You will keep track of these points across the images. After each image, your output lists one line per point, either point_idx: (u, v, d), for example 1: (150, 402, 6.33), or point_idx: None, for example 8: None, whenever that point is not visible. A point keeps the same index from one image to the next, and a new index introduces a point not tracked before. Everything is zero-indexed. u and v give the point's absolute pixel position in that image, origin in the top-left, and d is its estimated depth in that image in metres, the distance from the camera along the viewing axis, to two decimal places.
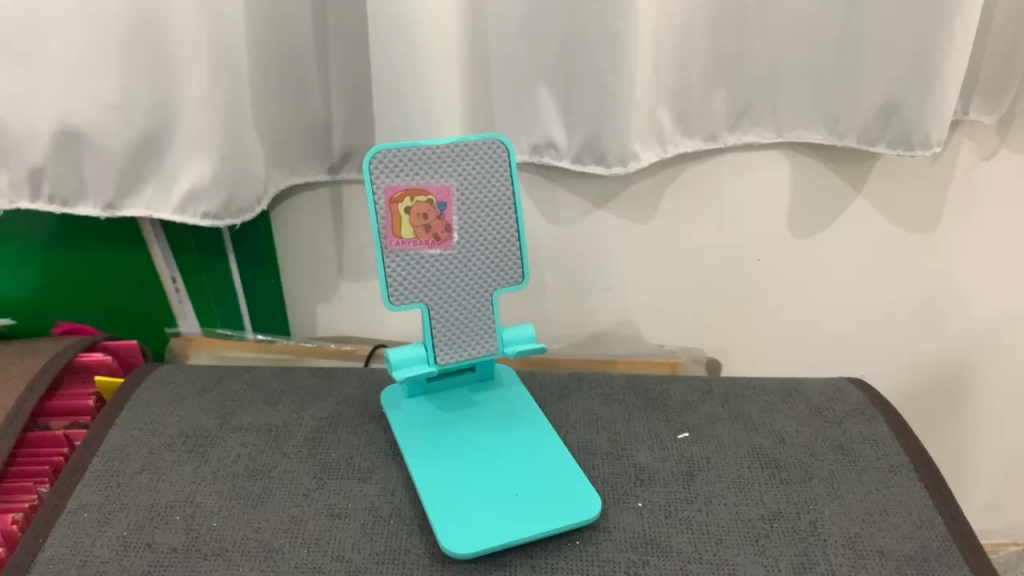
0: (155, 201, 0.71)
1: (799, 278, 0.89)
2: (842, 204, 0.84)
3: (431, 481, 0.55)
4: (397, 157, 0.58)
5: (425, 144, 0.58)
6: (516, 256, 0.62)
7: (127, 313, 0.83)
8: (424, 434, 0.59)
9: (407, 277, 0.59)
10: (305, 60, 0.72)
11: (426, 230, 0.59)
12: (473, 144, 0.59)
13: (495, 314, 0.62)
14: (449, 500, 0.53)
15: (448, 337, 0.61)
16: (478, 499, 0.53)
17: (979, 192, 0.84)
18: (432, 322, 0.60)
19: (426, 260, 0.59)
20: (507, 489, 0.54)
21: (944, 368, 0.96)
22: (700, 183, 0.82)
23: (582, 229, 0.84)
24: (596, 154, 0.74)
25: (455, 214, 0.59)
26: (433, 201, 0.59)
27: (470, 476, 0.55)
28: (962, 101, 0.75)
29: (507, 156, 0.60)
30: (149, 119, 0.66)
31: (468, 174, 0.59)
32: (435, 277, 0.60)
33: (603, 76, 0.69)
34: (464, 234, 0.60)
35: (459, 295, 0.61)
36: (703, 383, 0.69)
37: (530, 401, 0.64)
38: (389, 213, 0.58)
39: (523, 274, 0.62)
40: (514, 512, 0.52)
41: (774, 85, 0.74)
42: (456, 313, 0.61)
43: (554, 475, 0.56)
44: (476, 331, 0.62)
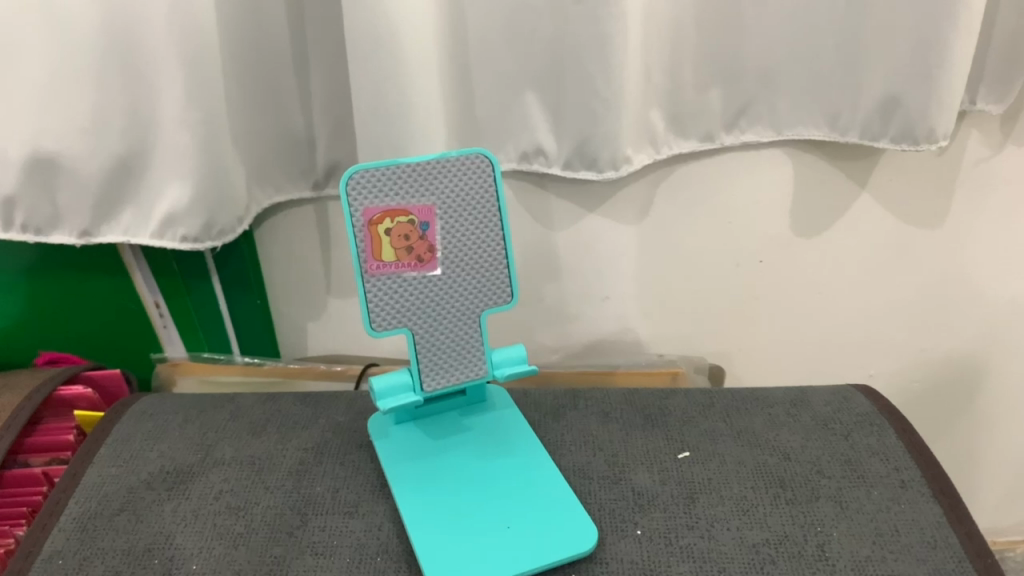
0: (133, 226, 0.69)
1: (803, 280, 0.86)
2: (845, 202, 0.81)
3: (417, 514, 0.52)
4: (375, 176, 0.55)
5: (404, 161, 0.55)
6: (503, 275, 0.59)
7: (111, 340, 0.81)
8: (412, 465, 0.57)
9: (389, 301, 0.57)
10: (283, 74, 0.69)
11: (408, 251, 0.56)
12: (455, 159, 0.56)
13: (484, 336, 0.59)
14: (436, 536, 0.51)
15: (433, 362, 0.59)
16: (467, 534, 0.51)
17: (989, 186, 0.81)
18: (417, 348, 0.58)
19: (409, 282, 0.57)
20: (498, 521, 0.52)
21: (956, 367, 0.93)
22: (698, 185, 0.79)
23: (576, 237, 0.82)
24: (587, 159, 0.72)
25: (439, 233, 0.57)
26: (415, 221, 0.56)
27: (457, 507, 0.53)
28: (968, 92, 0.73)
29: (492, 170, 0.57)
30: (123, 141, 0.64)
31: (451, 191, 0.57)
32: (419, 300, 0.57)
33: (593, 80, 0.67)
34: (449, 255, 0.57)
35: (445, 318, 0.58)
36: (705, 396, 0.66)
37: (524, 425, 0.61)
38: (368, 235, 0.55)
39: (512, 293, 0.59)
40: (507, 545, 0.50)
41: (772, 83, 0.71)
42: (442, 335, 0.58)
43: (548, 505, 0.53)
44: (463, 355, 0.59)
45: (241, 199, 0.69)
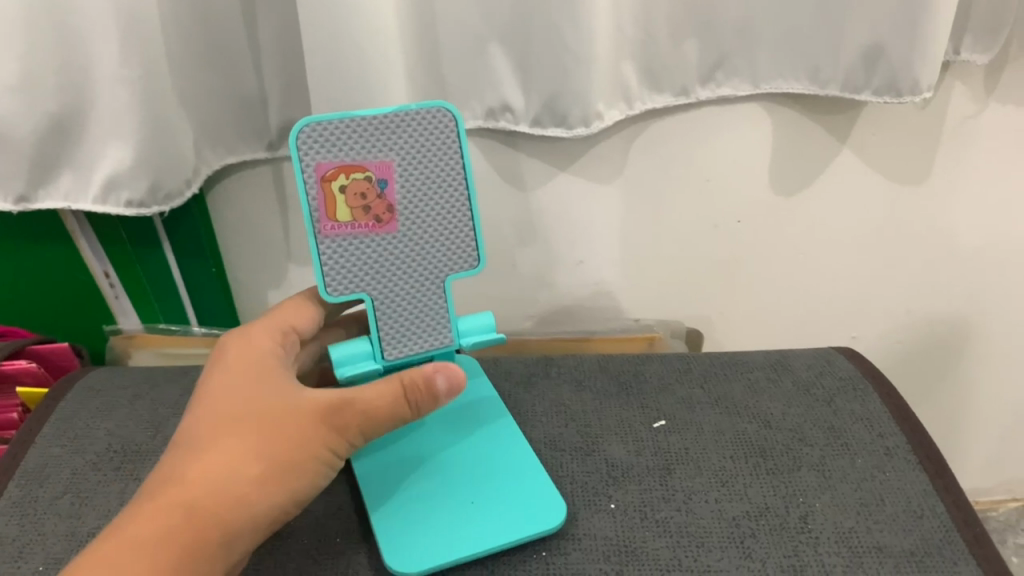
0: (74, 191, 0.64)
1: (783, 240, 0.84)
2: (826, 158, 0.78)
3: (376, 491, 0.50)
4: (328, 130, 0.51)
5: (358, 114, 0.51)
6: (469, 238, 0.56)
7: (60, 311, 0.77)
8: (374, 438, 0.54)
9: (344, 264, 0.53)
10: (230, 26, 0.64)
11: (366, 210, 0.53)
12: (416, 111, 0.52)
13: (448, 303, 0.56)
14: (395, 515, 0.48)
15: (394, 330, 0.55)
16: (431, 510, 0.48)
17: (974, 141, 0.78)
18: (377, 314, 0.55)
19: (366, 244, 0.53)
20: (462, 496, 0.49)
21: (939, 328, 0.91)
22: (674, 143, 0.76)
23: (548, 198, 0.79)
24: (557, 116, 0.69)
25: (398, 192, 0.53)
26: (372, 178, 0.52)
27: (420, 483, 0.51)
28: (952, 42, 0.70)
29: (456, 125, 0.53)
30: (57, 100, 0.60)
31: (411, 146, 0.53)
32: (377, 263, 0.54)
33: (560, 30, 0.63)
34: (410, 215, 0.54)
35: (406, 283, 0.55)
36: (681, 362, 0.64)
37: (494, 395, 0.58)
38: (321, 193, 0.52)
39: (479, 257, 0.56)
40: (471, 522, 0.47)
41: (749, 34, 0.68)
42: (403, 301, 0.55)
43: (517, 478, 0.51)
44: (426, 322, 0.56)
45: (190, 160, 0.65)
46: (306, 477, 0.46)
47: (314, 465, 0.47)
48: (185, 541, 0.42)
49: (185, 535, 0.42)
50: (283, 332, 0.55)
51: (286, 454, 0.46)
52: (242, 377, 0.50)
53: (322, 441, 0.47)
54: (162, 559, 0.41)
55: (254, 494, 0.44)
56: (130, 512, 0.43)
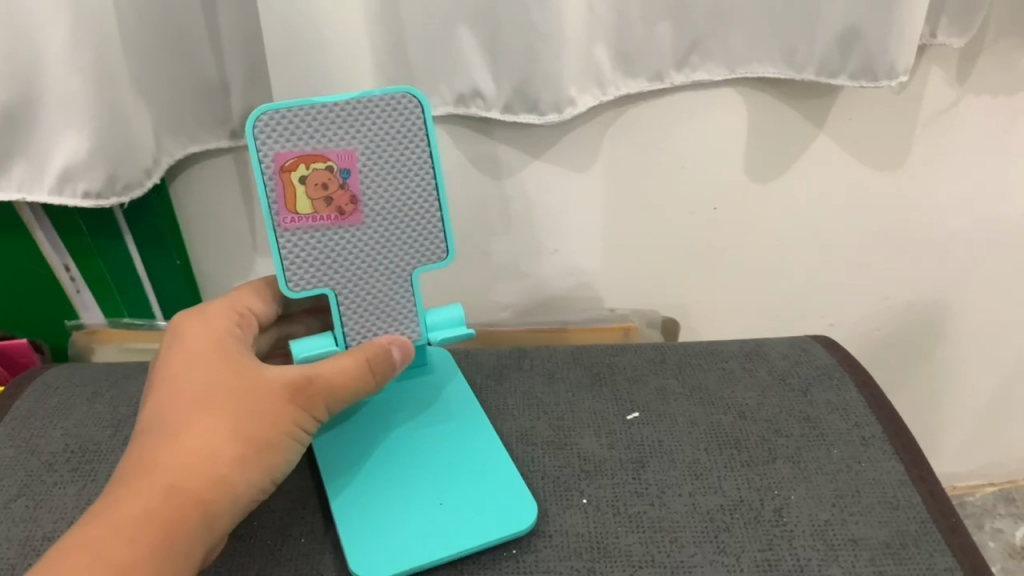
0: (28, 182, 0.63)
1: (759, 227, 0.83)
2: (803, 144, 0.77)
3: (342, 494, 0.49)
4: (287, 118, 0.50)
5: (319, 101, 0.50)
6: (437, 229, 0.54)
7: (20, 307, 0.74)
8: (341, 436, 0.53)
9: (306, 257, 0.52)
10: (188, 10, 0.62)
11: (328, 201, 0.51)
12: (379, 98, 0.51)
13: (415, 295, 0.55)
14: (362, 518, 0.47)
15: (359, 322, 0.54)
16: (398, 511, 0.47)
17: (951, 125, 0.77)
18: (341, 307, 0.54)
19: (329, 236, 0.52)
20: (431, 496, 0.48)
21: (916, 314, 0.91)
22: (648, 129, 0.75)
23: (521, 186, 0.77)
24: (528, 102, 0.68)
25: (362, 183, 0.51)
26: (334, 167, 0.51)
27: (388, 483, 0.49)
28: (929, 24, 0.69)
29: (422, 113, 0.52)
30: (6, 89, 0.58)
31: (375, 134, 0.51)
32: (341, 256, 0.53)
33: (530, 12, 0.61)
34: (374, 206, 0.52)
35: (371, 275, 0.54)
36: (655, 351, 0.63)
37: (465, 389, 0.57)
38: (281, 183, 0.50)
39: (447, 249, 0.55)
40: (438, 522, 0.46)
41: (724, 15, 0.67)
42: (368, 294, 0.54)
43: (486, 476, 0.50)
44: (392, 314, 0.55)
45: (149, 150, 0.63)
46: (278, 454, 0.46)
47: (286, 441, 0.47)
48: (166, 523, 0.42)
49: (167, 517, 0.42)
50: (241, 314, 0.55)
51: (256, 432, 0.46)
52: (200, 358, 0.50)
53: (290, 415, 0.47)
54: (145, 544, 0.41)
55: (230, 472, 0.44)
56: (105, 500, 0.43)
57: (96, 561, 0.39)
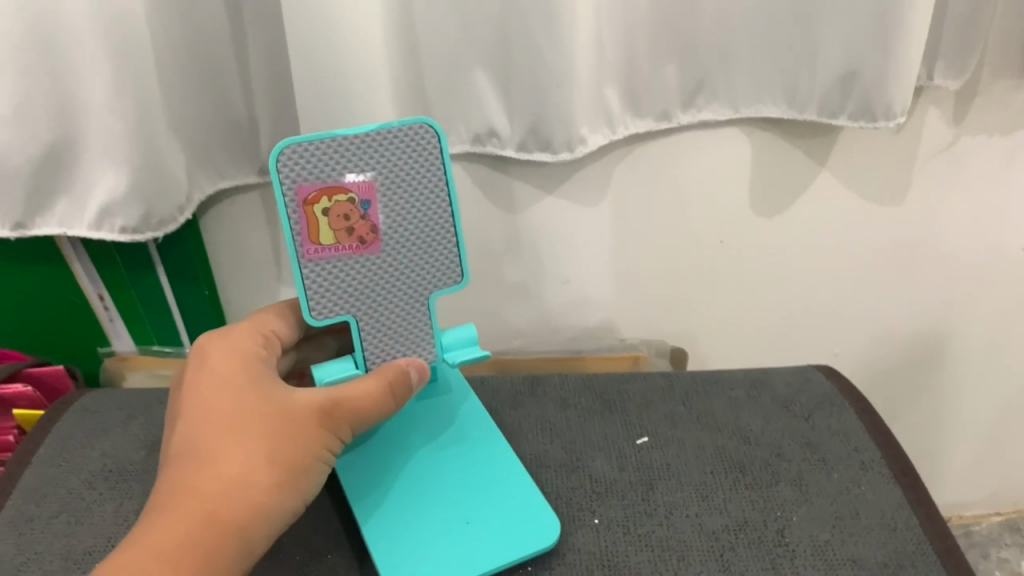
0: (69, 217, 0.66)
1: (765, 260, 0.86)
2: (806, 180, 0.80)
3: (371, 515, 0.51)
4: (309, 151, 0.51)
5: (339, 135, 0.52)
6: (452, 254, 0.57)
7: (55, 335, 0.78)
8: (363, 455, 0.55)
9: (329, 286, 0.54)
10: (223, 55, 0.66)
11: (349, 232, 0.53)
12: (398, 129, 0.53)
13: (431, 317, 0.58)
14: (392, 539, 0.49)
15: (378, 346, 0.57)
16: (426, 531, 0.50)
17: (948, 162, 0.80)
18: (361, 333, 0.56)
19: (350, 266, 0.54)
20: (456, 517, 0.51)
21: (918, 344, 0.93)
22: (656, 166, 0.78)
23: (534, 220, 0.80)
24: (541, 140, 0.71)
25: (382, 213, 0.54)
26: (355, 199, 0.53)
27: (415, 505, 0.52)
28: (925, 66, 0.72)
29: (439, 142, 0.54)
30: (52, 127, 0.62)
31: (394, 164, 0.53)
32: (361, 285, 0.55)
33: (544, 55, 0.65)
34: (393, 234, 0.55)
35: (390, 301, 0.56)
36: (664, 379, 0.65)
37: (478, 407, 0.60)
38: (304, 216, 0.52)
39: (462, 273, 0.57)
40: (465, 544, 0.49)
41: (727, 57, 0.71)
42: (387, 319, 0.57)
43: (508, 496, 0.52)
44: (409, 337, 0.58)
45: (183, 186, 0.67)
46: (307, 474, 0.49)
47: (313, 462, 0.50)
48: (207, 549, 0.45)
49: (207, 542, 0.45)
50: (263, 334, 0.57)
51: (286, 456, 0.49)
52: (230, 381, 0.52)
53: (317, 437, 0.50)
54: (186, 568, 0.44)
55: (263, 497, 0.47)
56: (146, 525, 0.46)
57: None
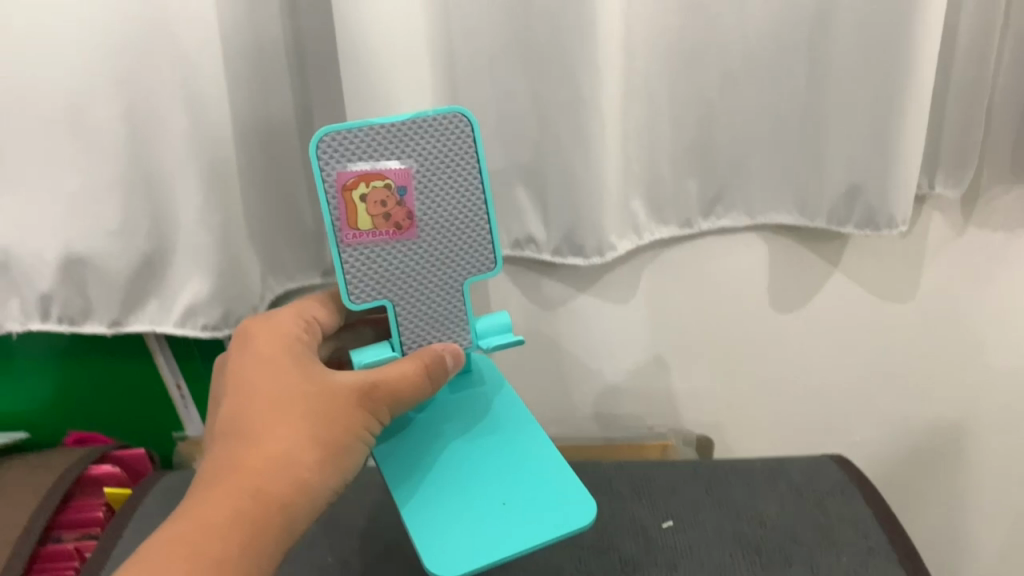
0: (157, 316, 0.76)
1: (785, 354, 0.92)
2: (820, 280, 0.87)
3: (412, 503, 0.55)
4: (348, 139, 0.55)
5: (376, 123, 0.55)
6: (484, 239, 0.60)
7: (135, 420, 0.87)
8: (402, 447, 0.59)
9: (367, 270, 0.57)
10: (296, 176, 0.76)
11: (386, 217, 0.57)
12: (431, 119, 0.56)
13: (465, 302, 0.60)
14: (434, 523, 0.54)
15: (414, 330, 0.60)
16: (464, 516, 0.54)
17: (954, 264, 0.86)
18: (398, 317, 0.59)
19: (387, 250, 0.58)
20: (491, 497, 0.55)
21: (937, 436, 0.97)
22: (680, 267, 0.85)
23: (568, 317, 0.88)
24: (575, 247, 0.79)
25: (416, 199, 0.57)
26: (392, 186, 0.56)
27: (452, 489, 0.56)
28: (926, 177, 0.80)
29: (472, 130, 0.57)
30: (148, 240, 0.72)
31: (428, 152, 0.57)
32: (397, 268, 0.58)
33: (576, 174, 0.73)
34: (428, 219, 0.58)
35: (424, 285, 0.59)
36: (688, 466, 0.71)
37: (511, 395, 0.62)
38: (343, 202, 0.55)
39: (493, 259, 0.60)
40: (500, 525, 0.53)
41: (743, 172, 0.79)
42: (422, 303, 0.59)
43: (539, 480, 0.56)
44: (443, 322, 0.60)
45: (257, 290, 0.76)
46: (346, 451, 0.53)
47: (353, 440, 0.53)
48: (250, 521, 0.49)
49: (253, 518, 0.49)
50: (307, 322, 0.61)
51: (326, 436, 0.52)
52: (276, 364, 0.56)
53: (355, 418, 0.53)
54: (233, 544, 0.48)
55: (304, 475, 0.51)
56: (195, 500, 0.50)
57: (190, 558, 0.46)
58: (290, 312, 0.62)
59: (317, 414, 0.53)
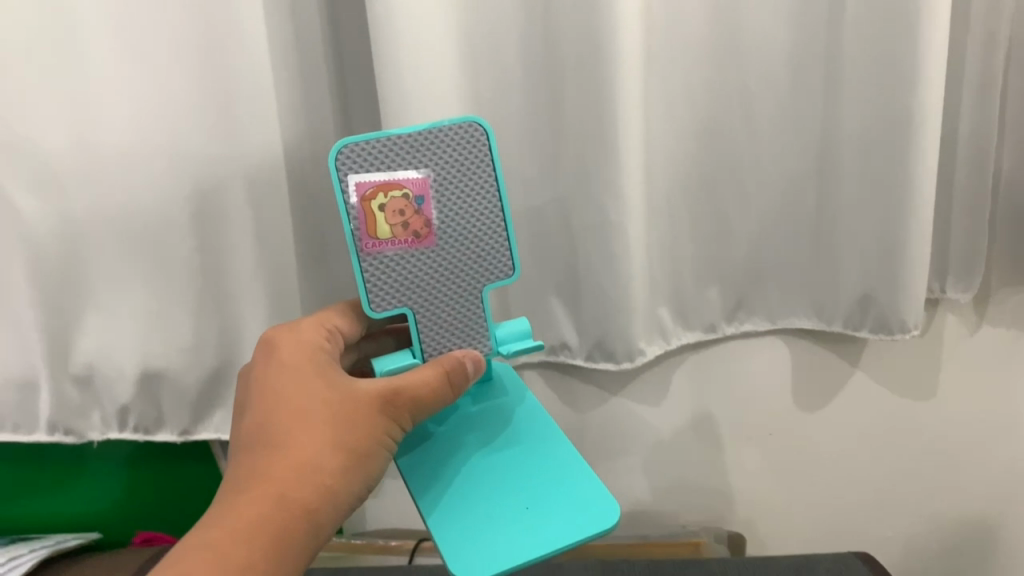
0: (223, 424, 0.84)
1: (812, 451, 0.95)
2: (842, 379, 0.91)
3: (436, 510, 0.54)
4: (365, 149, 0.54)
5: (393, 133, 0.54)
6: (504, 247, 0.58)
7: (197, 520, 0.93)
8: (422, 454, 0.58)
9: (386, 280, 0.56)
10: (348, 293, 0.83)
11: (404, 227, 0.55)
12: (448, 127, 0.55)
13: (487, 310, 0.58)
14: (458, 530, 0.52)
15: (436, 340, 0.58)
16: (489, 521, 0.53)
17: (971, 362, 0.90)
18: (419, 327, 0.57)
19: (406, 259, 0.56)
20: (517, 503, 0.54)
21: (970, 529, 0.99)
22: (707, 369, 0.90)
23: (601, 418, 0.92)
24: (606, 352, 0.84)
25: (435, 207, 0.55)
26: (409, 195, 0.55)
27: (477, 495, 0.55)
28: (937, 281, 0.84)
29: (488, 139, 0.56)
30: (216, 355, 0.80)
31: (446, 160, 0.55)
32: (417, 276, 0.56)
33: (605, 287, 0.79)
34: (446, 228, 0.56)
35: (445, 294, 0.57)
36: (718, 564, 0.75)
37: (530, 397, 0.61)
38: (362, 212, 0.54)
39: (514, 266, 0.58)
40: (528, 528, 0.52)
41: (761, 280, 0.84)
42: (444, 313, 0.58)
43: (565, 480, 0.55)
44: (466, 331, 0.58)
45: None
46: (371, 457, 0.53)
47: (378, 446, 0.54)
48: (279, 530, 0.49)
49: (279, 524, 0.49)
50: (328, 328, 0.61)
51: (352, 443, 0.52)
52: (300, 370, 0.56)
53: (379, 424, 0.53)
54: (256, 550, 0.48)
55: (330, 483, 0.51)
56: (221, 506, 0.50)
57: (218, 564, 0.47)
58: (315, 321, 0.61)
59: (342, 421, 0.53)
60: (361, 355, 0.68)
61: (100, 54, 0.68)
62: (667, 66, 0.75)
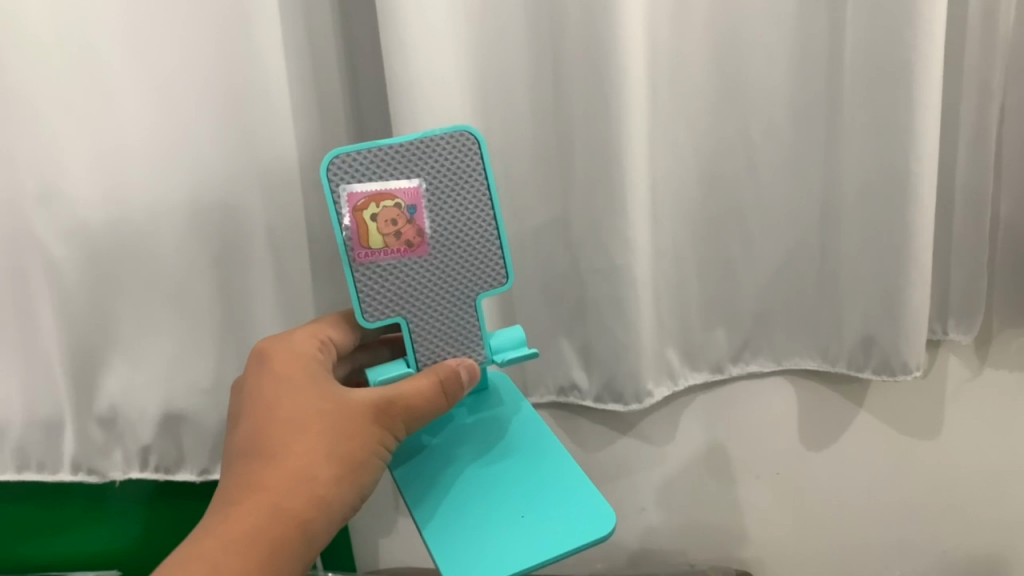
0: None
1: (820, 489, 0.96)
2: (848, 418, 0.92)
3: (435, 521, 0.56)
4: (357, 159, 0.56)
5: (384, 143, 0.56)
6: (496, 255, 0.60)
7: None
8: (420, 465, 0.60)
9: (379, 290, 0.58)
10: None
11: (397, 236, 0.57)
12: (439, 137, 0.58)
13: (480, 318, 0.60)
14: (456, 538, 0.55)
15: (430, 348, 0.60)
16: (487, 530, 0.55)
17: (974, 401, 0.91)
18: (413, 336, 0.59)
19: (399, 268, 0.58)
20: (514, 510, 0.56)
21: (977, 566, 1.00)
22: (714, 408, 0.92)
23: (611, 456, 0.94)
24: (615, 394, 0.86)
25: (428, 217, 0.58)
26: (402, 205, 0.57)
27: (475, 505, 0.57)
28: (939, 323, 0.86)
29: (478, 147, 0.58)
30: None
31: (438, 170, 0.58)
32: (409, 285, 0.59)
33: (613, 330, 0.81)
34: (439, 237, 0.58)
35: (438, 302, 0.59)
36: None
37: (528, 407, 0.63)
38: (354, 222, 0.57)
39: (507, 274, 0.60)
40: (525, 536, 0.54)
41: (766, 322, 0.86)
42: (437, 321, 0.60)
43: (563, 488, 0.57)
44: (460, 339, 0.60)
45: None
46: (365, 465, 0.55)
47: (372, 455, 0.56)
48: (273, 539, 0.51)
49: (275, 533, 0.51)
50: (321, 339, 0.63)
51: (345, 452, 0.54)
52: (294, 380, 0.58)
53: (372, 434, 0.55)
54: (251, 558, 0.50)
55: (324, 492, 0.53)
56: (217, 514, 0.53)
57: (215, 573, 0.49)
58: (308, 332, 0.63)
59: (336, 430, 0.55)
60: (358, 365, 0.69)
61: (129, 107, 0.72)
62: (671, 116, 0.78)
